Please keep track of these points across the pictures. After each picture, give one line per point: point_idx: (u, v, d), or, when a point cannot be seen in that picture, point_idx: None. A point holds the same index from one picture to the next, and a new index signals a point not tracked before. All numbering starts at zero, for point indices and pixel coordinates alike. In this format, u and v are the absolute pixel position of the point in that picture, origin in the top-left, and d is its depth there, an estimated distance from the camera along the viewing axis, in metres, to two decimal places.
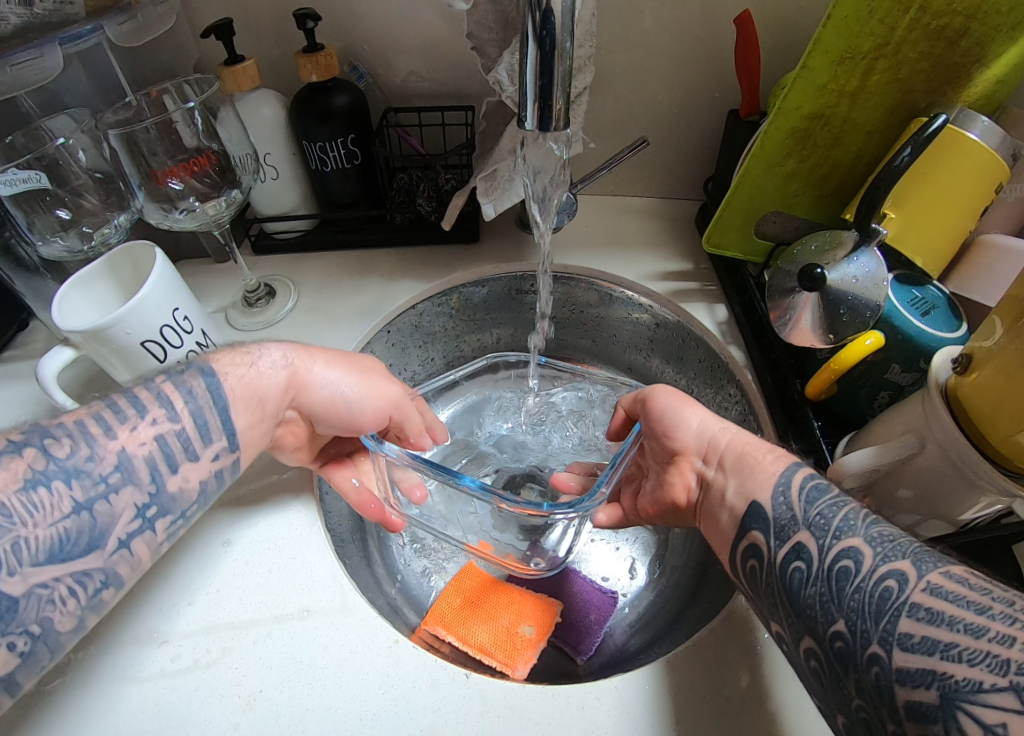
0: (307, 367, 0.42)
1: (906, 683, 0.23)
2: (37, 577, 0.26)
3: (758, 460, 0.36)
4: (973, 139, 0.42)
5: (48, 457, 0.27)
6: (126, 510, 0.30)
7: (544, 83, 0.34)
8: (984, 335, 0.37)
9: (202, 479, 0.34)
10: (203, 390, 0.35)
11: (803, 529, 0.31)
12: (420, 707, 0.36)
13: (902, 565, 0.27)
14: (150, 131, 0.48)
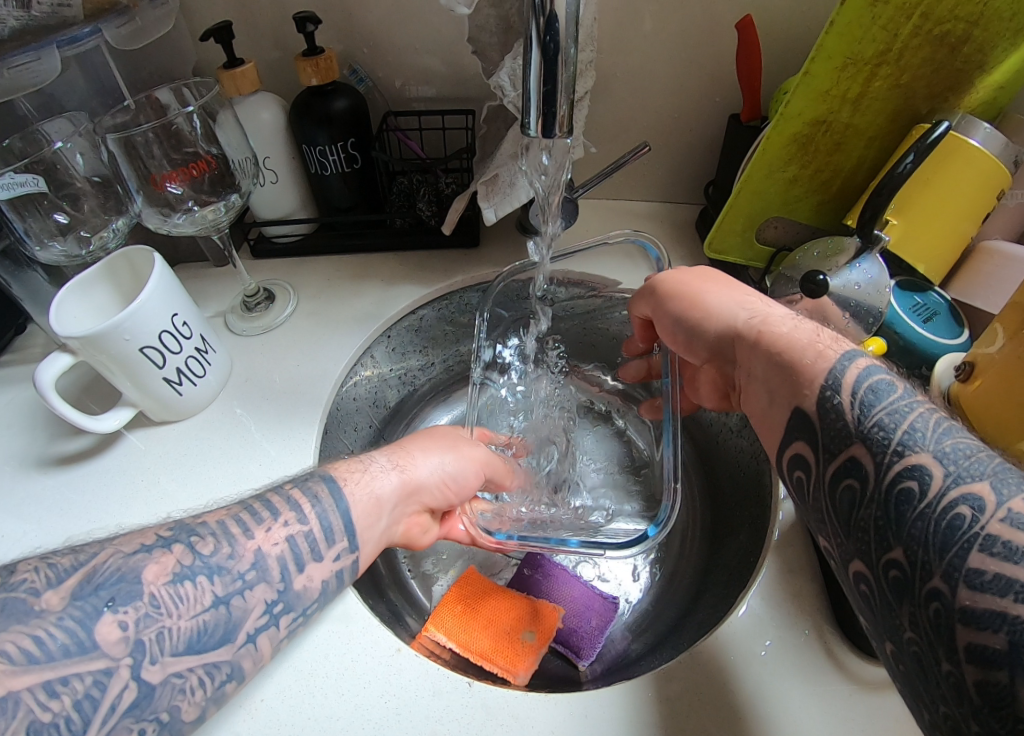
0: (411, 458, 0.42)
1: (968, 623, 0.21)
2: (173, 666, 0.27)
3: (794, 360, 0.33)
4: (976, 145, 0.42)
5: (194, 554, 0.30)
6: (256, 606, 0.30)
7: (548, 89, 0.33)
8: (985, 342, 0.36)
9: (323, 579, 0.33)
10: (326, 494, 0.35)
11: (859, 442, 0.27)
12: (422, 716, 0.36)
13: (980, 486, 0.23)
14: (148, 135, 0.47)
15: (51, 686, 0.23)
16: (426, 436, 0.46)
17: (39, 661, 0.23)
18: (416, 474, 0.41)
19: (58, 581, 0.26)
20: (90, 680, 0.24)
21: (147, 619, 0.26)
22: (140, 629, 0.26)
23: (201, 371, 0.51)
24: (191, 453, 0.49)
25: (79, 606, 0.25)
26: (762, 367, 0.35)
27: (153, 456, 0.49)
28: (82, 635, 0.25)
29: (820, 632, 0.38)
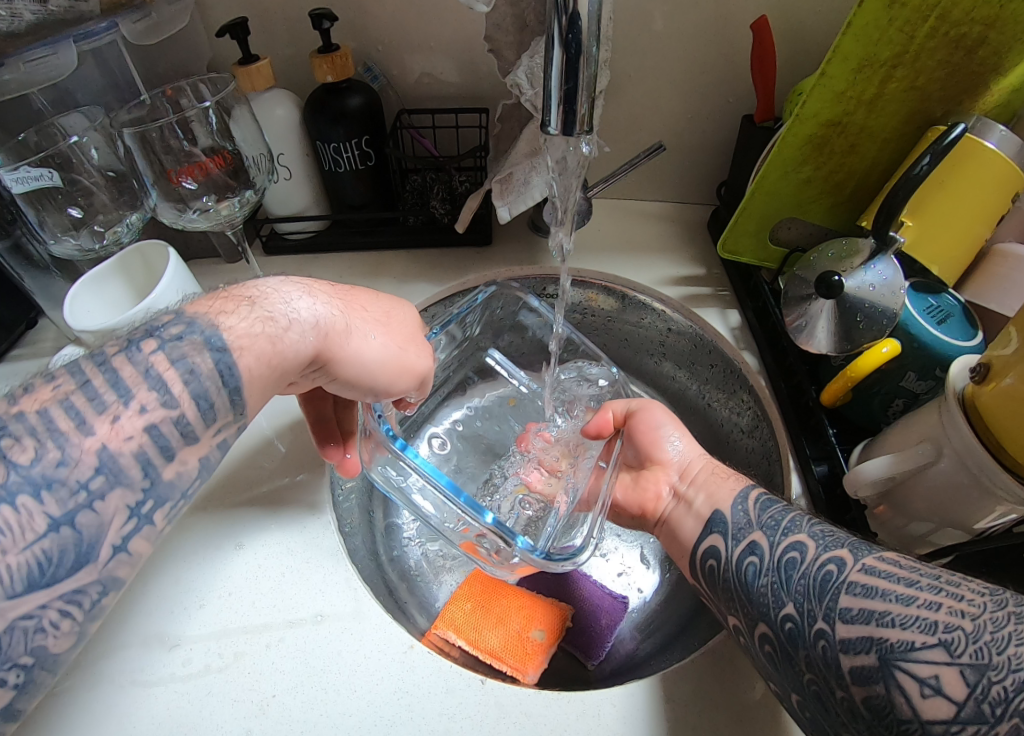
0: (350, 332, 0.37)
1: (848, 651, 0.27)
2: (16, 610, 0.21)
3: (723, 478, 0.40)
4: (990, 148, 0.42)
5: (7, 465, 0.21)
6: (118, 515, 0.24)
7: (569, 88, 0.34)
8: (999, 346, 0.37)
9: (204, 457, 0.28)
10: (207, 367, 0.27)
11: (758, 529, 0.35)
12: (435, 712, 0.36)
13: (842, 551, 0.31)
14: (164, 131, 0.48)
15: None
16: (381, 318, 0.42)
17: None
18: (338, 350, 0.36)
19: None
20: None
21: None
22: None
23: None
24: None
25: None
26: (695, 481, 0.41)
27: None
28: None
29: None
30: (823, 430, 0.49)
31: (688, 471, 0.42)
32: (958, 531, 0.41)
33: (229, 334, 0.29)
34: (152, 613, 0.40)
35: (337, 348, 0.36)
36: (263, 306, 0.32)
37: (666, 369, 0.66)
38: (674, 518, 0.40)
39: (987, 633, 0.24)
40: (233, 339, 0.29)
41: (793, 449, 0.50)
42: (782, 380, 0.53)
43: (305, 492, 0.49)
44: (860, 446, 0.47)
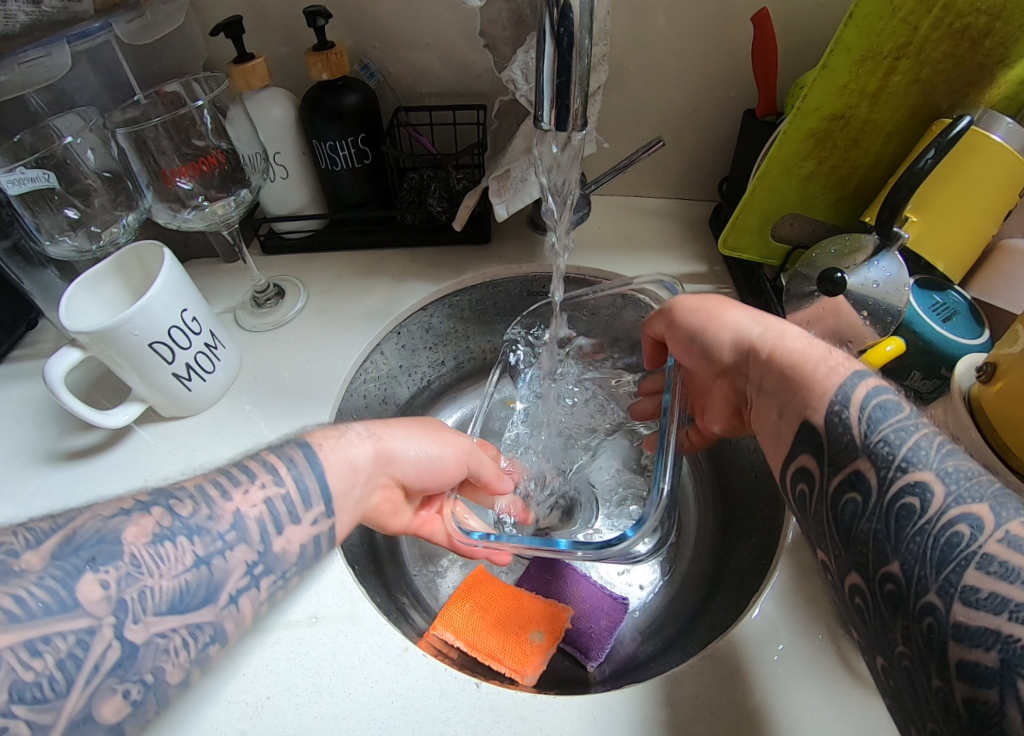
0: (389, 435, 0.41)
1: (962, 640, 0.22)
2: (156, 626, 0.26)
3: (809, 374, 0.33)
4: (997, 141, 0.41)
5: (173, 515, 0.29)
6: (238, 567, 0.30)
7: (561, 81, 0.33)
8: (1007, 343, 0.36)
9: (303, 543, 0.33)
10: (302, 458, 0.35)
11: (864, 457, 0.28)
12: (430, 715, 0.36)
13: (979, 508, 0.24)
14: (158, 130, 0.47)
15: (32, 645, 0.22)
16: (420, 425, 0.44)
17: (19, 619, 0.22)
18: (389, 446, 0.41)
19: (37, 542, 0.25)
20: (72, 639, 0.23)
21: (129, 578, 0.25)
22: (122, 589, 0.25)
23: (210, 367, 0.51)
24: (201, 451, 0.49)
25: (58, 566, 0.24)
26: (773, 382, 0.35)
27: (160, 451, 0.50)
28: (62, 593, 0.24)
29: (834, 637, 0.38)
30: None
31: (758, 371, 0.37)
32: None
33: (310, 438, 0.37)
34: None
35: (387, 447, 0.40)
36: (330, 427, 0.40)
37: None
38: (763, 427, 0.36)
39: None
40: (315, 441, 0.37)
41: None
42: None
43: None
44: None
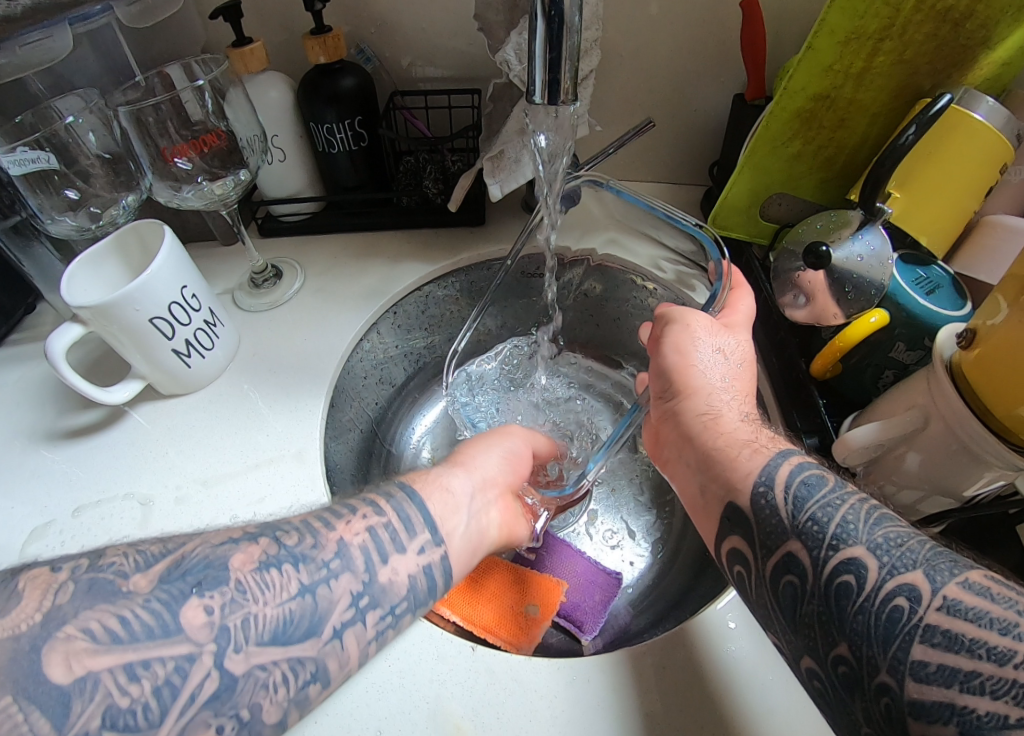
0: (470, 456, 0.45)
1: (919, 716, 0.22)
2: (257, 657, 0.25)
3: (733, 456, 0.35)
4: (979, 119, 0.43)
5: (279, 544, 0.29)
6: (342, 597, 0.29)
7: (553, 56, 0.34)
8: (988, 312, 0.37)
9: (411, 574, 0.32)
10: (399, 492, 0.35)
11: (795, 538, 0.29)
12: (425, 679, 0.37)
13: (914, 575, 0.25)
14: (159, 109, 0.48)
15: (131, 669, 0.22)
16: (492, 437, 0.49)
17: (122, 641, 0.22)
18: (470, 459, 0.45)
19: (145, 566, 0.25)
20: (171, 665, 0.23)
21: (233, 604, 0.25)
22: (225, 615, 0.25)
23: (209, 345, 0.51)
24: (198, 429, 0.50)
25: (165, 590, 0.25)
26: (702, 467, 0.36)
27: (159, 429, 0.50)
28: (166, 617, 0.24)
29: None
30: (814, 403, 0.50)
31: (688, 448, 0.38)
32: (945, 498, 0.42)
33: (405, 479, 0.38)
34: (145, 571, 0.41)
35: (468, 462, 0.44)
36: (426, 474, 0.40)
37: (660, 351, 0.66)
38: (694, 504, 0.37)
39: None
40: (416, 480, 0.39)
41: (785, 421, 0.50)
42: (771, 353, 0.54)
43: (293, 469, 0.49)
44: (849, 418, 0.48)
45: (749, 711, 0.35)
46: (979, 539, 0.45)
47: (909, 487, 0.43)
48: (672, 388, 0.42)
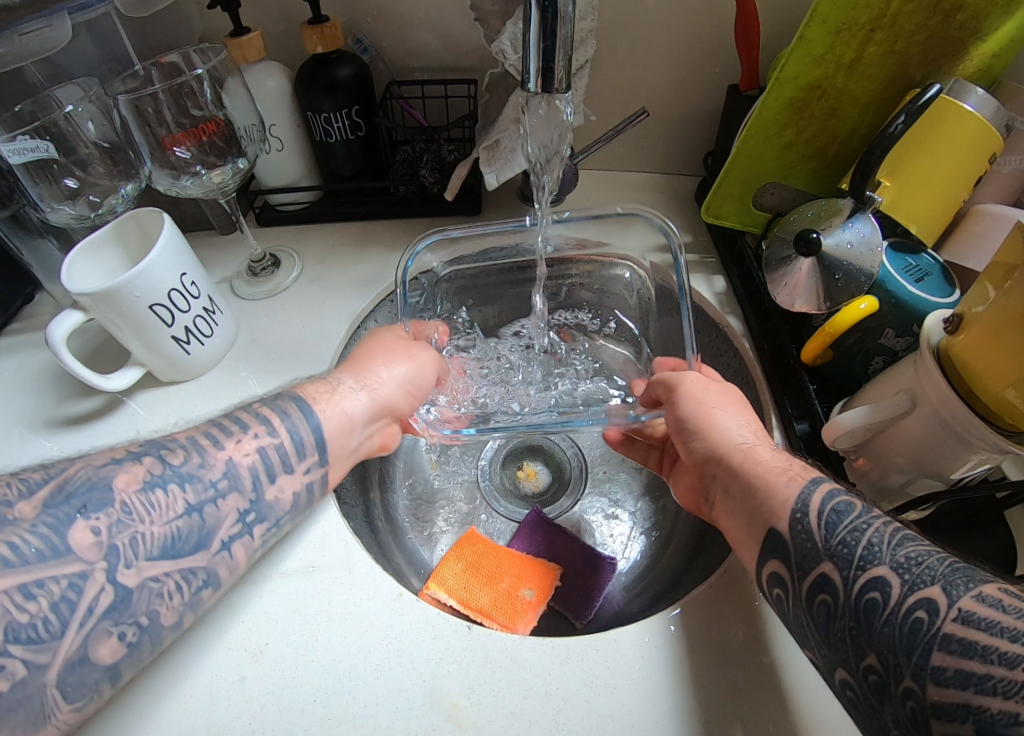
0: (375, 375, 0.45)
1: (940, 717, 0.22)
2: (149, 571, 0.30)
3: (772, 484, 0.34)
4: (968, 109, 0.43)
5: (164, 463, 0.33)
6: (230, 514, 0.34)
7: (547, 45, 0.34)
8: (975, 299, 0.37)
9: (295, 490, 0.38)
10: (295, 410, 0.39)
11: (827, 559, 0.29)
12: (422, 658, 0.37)
13: (932, 590, 0.25)
14: (157, 98, 0.49)
15: (26, 589, 0.26)
16: (401, 353, 0.49)
17: (14, 564, 0.26)
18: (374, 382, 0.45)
19: (28, 494, 0.29)
20: (65, 583, 0.27)
21: (119, 524, 0.30)
22: (113, 535, 0.29)
23: (208, 332, 0.52)
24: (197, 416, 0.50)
25: (50, 514, 0.28)
26: (745, 503, 0.35)
27: (158, 418, 0.51)
28: (55, 540, 0.28)
29: None
30: (805, 389, 0.51)
31: (729, 478, 0.37)
32: (935, 482, 0.42)
33: (306, 395, 0.41)
34: None
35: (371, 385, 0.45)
36: (324, 382, 0.44)
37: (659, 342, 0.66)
38: (732, 526, 0.37)
39: None
40: (311, 396, 0.42)
41: (777, 408, 0.52)
42: (765, 341, 0.55)
43: None
44: (838, 403, 0.49)
45: (740, 688, 0.35)
46: (969, 523, 0.45)
47: (897, 471, 0.43)
48: (704, 437, 0.40)
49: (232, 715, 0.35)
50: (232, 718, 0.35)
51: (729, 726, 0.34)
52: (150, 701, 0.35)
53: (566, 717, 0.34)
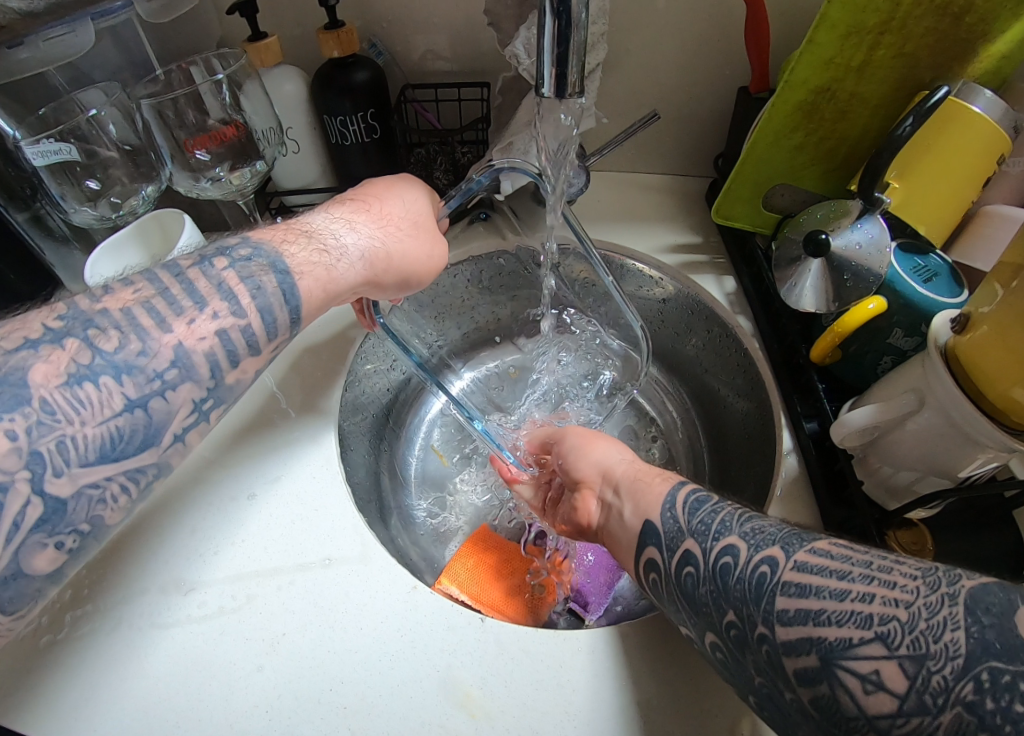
0: (382, 250, 0.44)
1: (790, 654, 0.24)
2: (85, 477, 0.28)
3: (648, 483, 0.36)
4: (977, 111, 0.44)
5: (94, 350, 0.28)
6: (183, 405, 0.31)
7: (561, 51, 0.35)
8: (983, 299, 0.38)
9: (257, 373, 0.35)
10: (271, 285, 0.35)
11: (688, 537, 0.31)
12: (436, 648, 0.38)
13: (773, 548, 0.27)
14: (178, 100, 0.51)
15: None
16: (411, 226, 0.46)
17: None
18: (382, 270, 0.44)
19: None
20: None
21: (41, 428, 0.26)
22: (35, 440, 0.26)
23: None
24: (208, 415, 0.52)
25: None
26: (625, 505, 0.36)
27: None
28: None
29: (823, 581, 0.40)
30: (814, 388, 0.52)
31: (610, 479, 0.39)
32: (943, 479, 0.42)
33: (290, 261, 0.37)
34: (163, 560, 0.42)
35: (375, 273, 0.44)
36: (318, 238, 0.40)
37: (670, 338, 0.68)
38: (608, 529, 0.37)
39: (922, 621, 0.21)
40: (295, 265, 0.37)
41: (786, 406, 0.52)
42: (775, 341, 0.56)
43: (298, 434, 0.50)
44: (848, 402, 0.49)
45: None
46: (975, 521, 0.46)
47: (906, 469, 0.43)
48: (586, 456, 0.43)
49: (251, 704, 0.36)
50: (250, 706, 0.36)
51: (739, 722, 0.34)
52: (170, 690, 0.36)
53: (576, 709, 0.35)
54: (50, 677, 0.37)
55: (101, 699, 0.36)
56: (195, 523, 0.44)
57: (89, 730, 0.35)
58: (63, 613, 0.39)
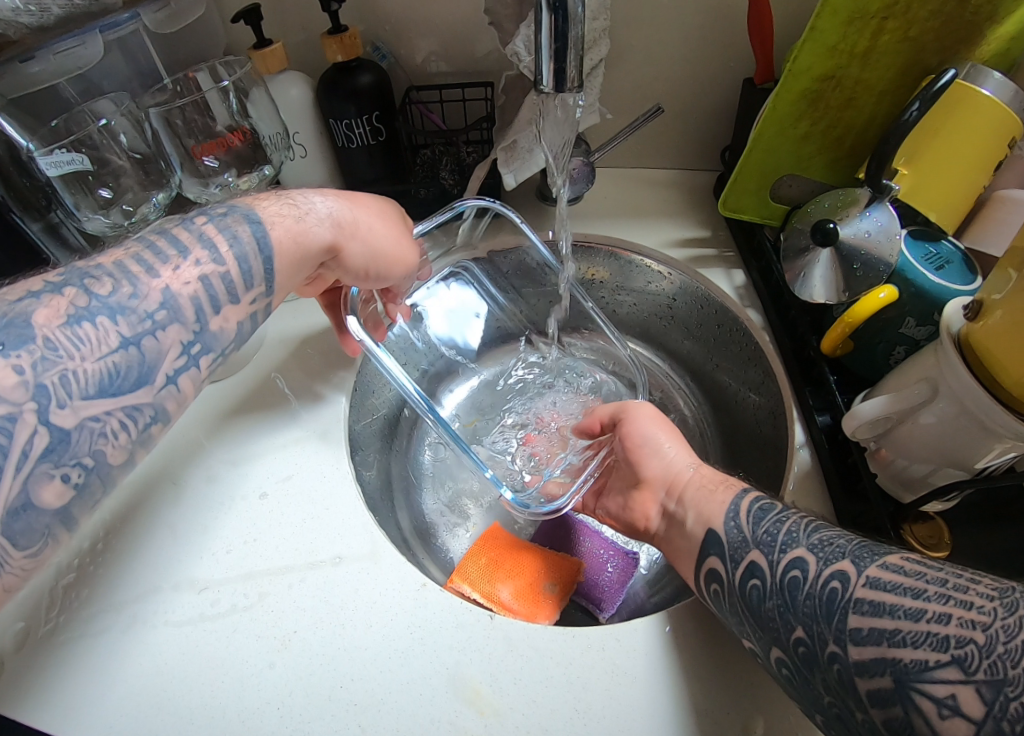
0: (351, 229, 0.44)
1: (863, 674, 0.25)
2: (86, 411, 0.28)
3: (712, 492, 0.37)
4: (985, 94, 0.43)
5: (89, 295, 0.29)
6: (173, 346, 0.31)
7: (559, 46, 0.35)
8: (995, 284, 0.37)
9: (240, 321, 0.36)
10: (247, 235, 0.36)
11: (754, 548, 0.32)
12: (447, 645, 0.38)
13: (844, 564, 0.28)
14: (187, 109, 0.53)
15: None
16: (382, 212, 0.47)
17: None
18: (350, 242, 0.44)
19: None
20: None
21: (44, 363, 0.26)
22: (39, 374, 0.26)
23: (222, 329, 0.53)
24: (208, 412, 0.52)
25: None
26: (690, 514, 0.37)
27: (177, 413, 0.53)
28: None
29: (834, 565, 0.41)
30: (826, 381, 0.51)
31: (675, 489, 0.39)
32: (957, 471, 0.41)
33: (262, 214, 0.38)
34: (177, 558, 0.43)
35: None
36: (289, 199, 0.41)
37: (678, 332, 0.68)
38: (670, 536, 0.38)
39: (1000, 644, 0.22)
40: (267, 217, 0.38)
41: (799, 400, 0.52)
42: (785, 332, 0.55)
43: (306, 433, 0.51)
44: (860, 395, 0.48)
45: (763, 679, 0.36)
46: (991, 514, 0.45)
47: (920, 460, 0.42)
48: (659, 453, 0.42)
49: (262, 701, 0.36)
50: (262, 703, 0.36)
51: (751, 720, 0.34)
52: (183, 686, 0.37)
53: (587, 706, 0.35)
54: (66, 673, 0.38)
55: (116, 694, 0.37)
56: (207, 522, 0.44)
57: (105, 726, 0.35)
58: (77, 611, 0.40)
